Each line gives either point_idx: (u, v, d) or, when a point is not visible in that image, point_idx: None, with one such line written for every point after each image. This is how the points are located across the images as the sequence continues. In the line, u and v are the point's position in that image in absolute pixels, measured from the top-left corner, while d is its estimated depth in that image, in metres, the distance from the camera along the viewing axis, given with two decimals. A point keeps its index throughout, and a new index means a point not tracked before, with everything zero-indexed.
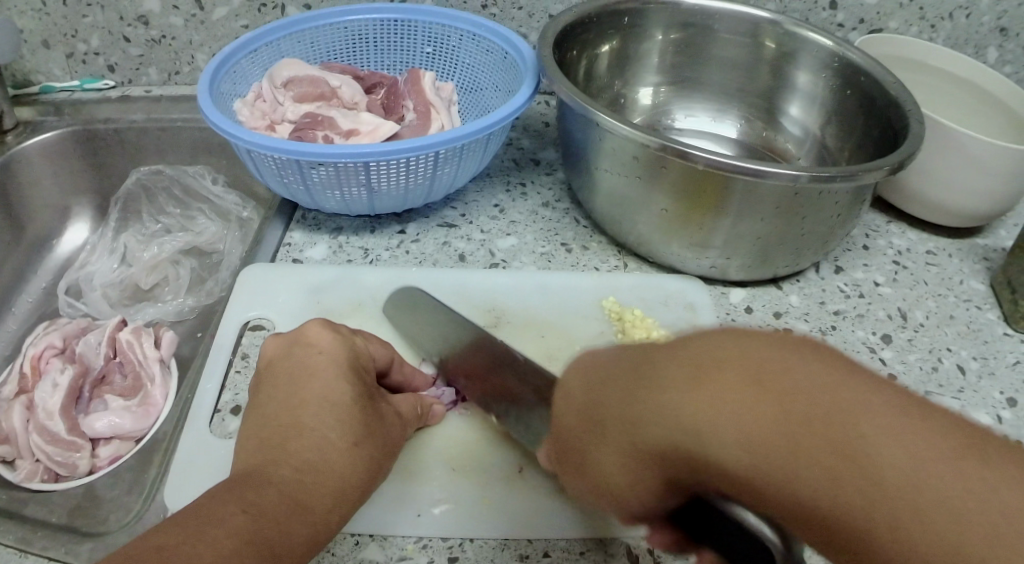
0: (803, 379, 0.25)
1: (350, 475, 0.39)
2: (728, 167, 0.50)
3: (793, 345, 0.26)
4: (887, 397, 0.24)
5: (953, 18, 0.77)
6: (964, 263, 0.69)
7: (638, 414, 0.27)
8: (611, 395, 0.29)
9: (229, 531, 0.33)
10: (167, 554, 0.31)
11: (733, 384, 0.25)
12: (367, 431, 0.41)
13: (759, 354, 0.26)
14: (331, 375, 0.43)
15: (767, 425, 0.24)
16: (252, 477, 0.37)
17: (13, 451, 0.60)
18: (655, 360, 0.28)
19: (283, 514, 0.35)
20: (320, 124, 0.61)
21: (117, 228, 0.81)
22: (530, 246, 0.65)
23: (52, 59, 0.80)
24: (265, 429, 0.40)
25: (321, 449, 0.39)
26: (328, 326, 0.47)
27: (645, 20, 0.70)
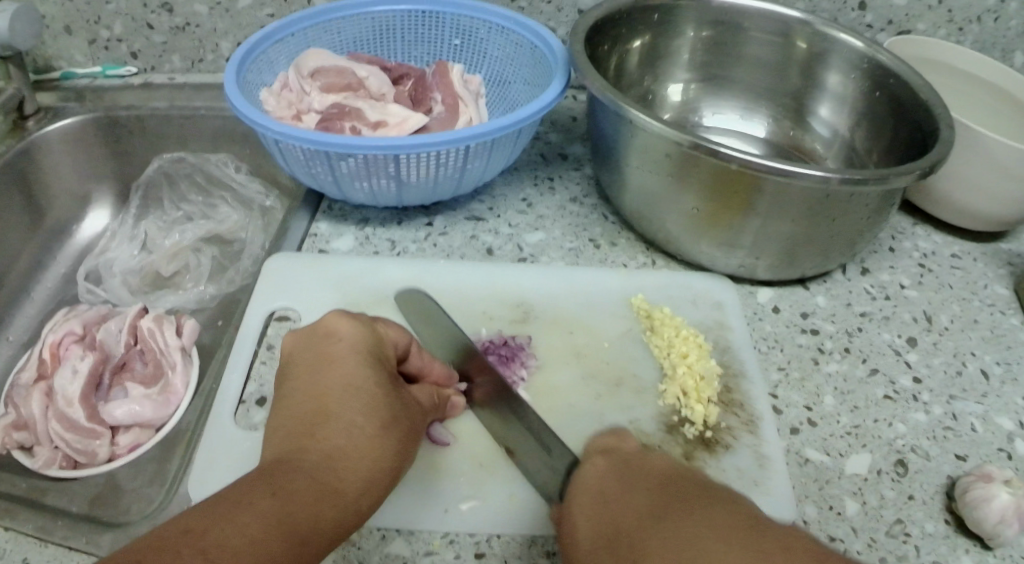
0: (764, 555, 0.29)
1: (381, 460, 0.39)
2: (761, 166, 0.49)
3: (768, 524, 0.31)
4: (845, 552, 0.29)
5: (983, 20, 0.77)
6: (989, 268, 0.69)
7: (640, 541, 0.32)
8: (620, 526, 0.34)
9: (260, 515, 0.32)
10: (197, 532, 0.30)
11: (716, 536, 0.30)
12: (393, 416, 0.41)
13: (739, 513, 0.32)
14: (353, 362, 0.42)
15: (732, 552, 0.29)
16: (280, 465, 0.36)
17: (31, 438, 0.59)
18: (646, 507, 0.35)
19: (314, 498, 0.34)
20: (347, 114, 0.61)
21: (137, 216, 0.81)
22: (557, 242, 0.64)
23: (75, 45, 0.80)
24: (292, 419, 0.39)
25: (350, 436, 0.38)
26: (348, 314, 0.46)
27: (673, 18, 0.69)
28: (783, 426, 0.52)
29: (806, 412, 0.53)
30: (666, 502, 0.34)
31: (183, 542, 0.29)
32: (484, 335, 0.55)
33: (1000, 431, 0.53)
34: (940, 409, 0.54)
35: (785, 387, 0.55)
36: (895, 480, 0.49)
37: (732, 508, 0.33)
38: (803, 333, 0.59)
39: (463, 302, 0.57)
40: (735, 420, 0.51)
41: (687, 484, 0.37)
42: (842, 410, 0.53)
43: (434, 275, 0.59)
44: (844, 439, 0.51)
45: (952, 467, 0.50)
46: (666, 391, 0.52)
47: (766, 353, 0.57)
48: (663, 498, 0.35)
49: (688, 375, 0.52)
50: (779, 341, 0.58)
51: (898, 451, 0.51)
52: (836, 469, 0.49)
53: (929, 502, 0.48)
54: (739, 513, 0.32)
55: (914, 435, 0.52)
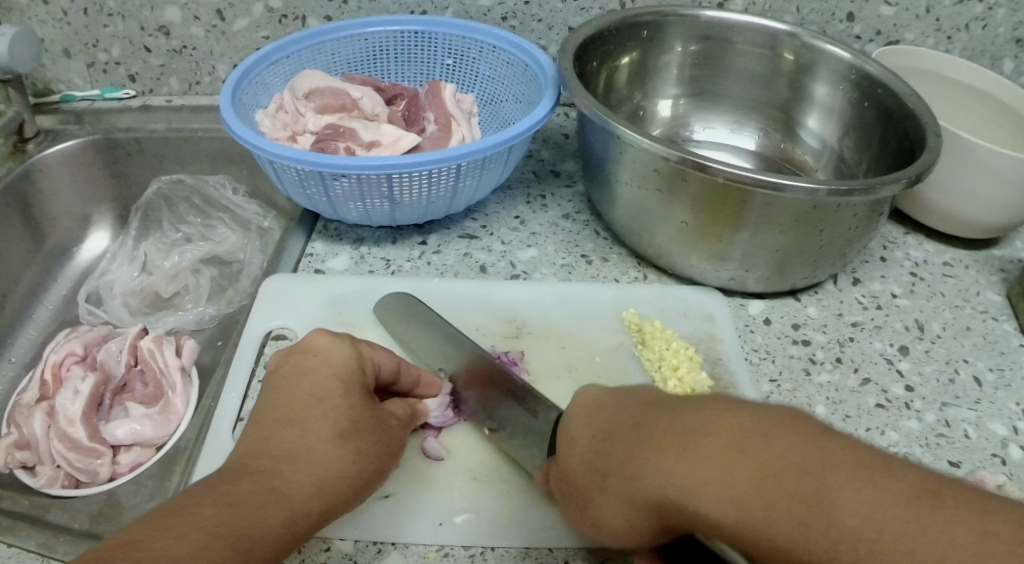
0: (771, 436, 0.29)
1: (337, 469, 0.39)
2: (748, 180, 0.50)
3: (762, 431, 0.29)
4: (851, 458, 0.27)
5: (970, 29, 0.77)
6: (981, 275, 0.69)
7: (644, 429, 0.33)
8: (622, 432, 0.35)
9: (203, 523, 0.34)
10: (140, 542, 0.32)
11: (717, 445, 0.29)
12: (358, 430, 0.41)
13: (742, 420, 0.30)
14: (324, 375, 0.43)
15: (745, 480, 0.28)
16: (237, 471, 0.38)
17: (33, 456, 0.60)
18: (652, 428, 0.33)
19: (262, 504, 0.36)
20: (342, 135, 0.62)
21: (137, 237, 0.82)
22: (550, 258, 0.65)
23: (74, 69, 0.81)
24: (257, 428, 0.41)
25: (306, 445, 0.39)
26: (326, 332, 0.46)
27: (662, 33, 0.70)
28: None
29: None
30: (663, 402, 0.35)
31: (125, 552, 0.31)
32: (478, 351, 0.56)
33: (993, 436, 0.54)
34: (932, 417, 0.55)
35: (778, 397, 0.55)
36: None
37: (710, 412, 0.31)
38: (794, 344, 0.60)
39: (457, 318, 0.58)
40: None
41: (680, 400, 0.34)
42: (834, 420, 0.54)
43: (428, 293, 0.60)
44: None
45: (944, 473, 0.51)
46: None
47: (758, 365, 0.58)
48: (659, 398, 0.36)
49: (680, 387, 0.53)
50: (771, 352, 0.59)
51: None
52: None
53: None
54: (737, 425, 0.30)
55: (906, 442, 0.53)
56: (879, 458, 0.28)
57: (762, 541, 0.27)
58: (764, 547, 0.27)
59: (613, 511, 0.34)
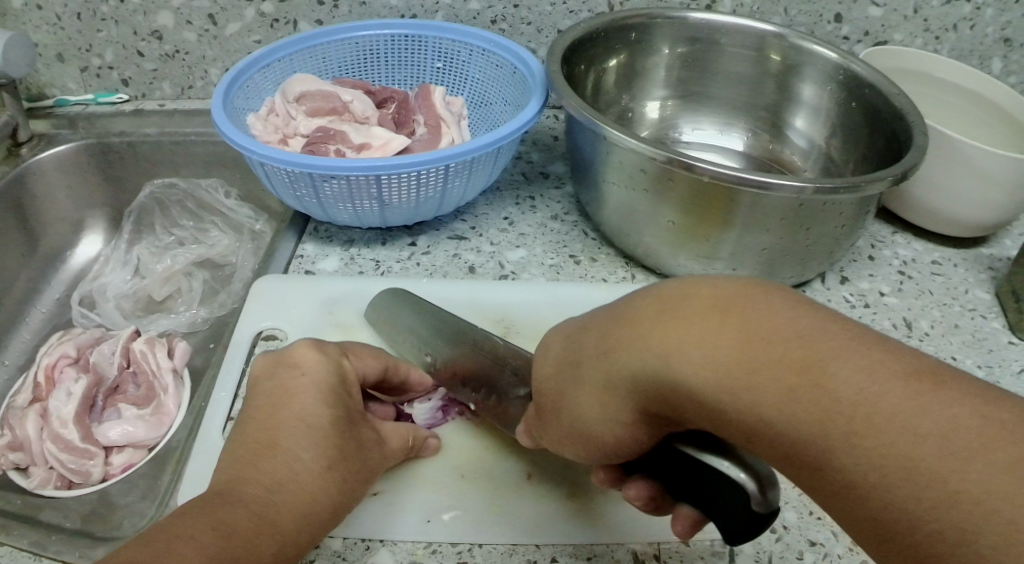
0: (756, 305, 0.29)
1: (321, 497, 0.39)
2: (734, 179, 0.51)
3: (748, 301, 0.29)
4: (841, 331, 0.27)
5: (958, 29, 0.78)
6: (970, 273, 0.70)
7: (626, 311, 0.33)
8: (605, 323, 0.34)
9: (196, 550, 0.33)
10: None
11: (702, 313, 0.29)
12: (342, 456, 0.41)
13: (729, 291, 0.30)
14: (310, 398, 0.43)
15: (729, 345, 0.28)
16: (224, 497, 0.37)
17: (27, 458, 0.61)
18: (634, 308, 0.33)
19: (252, 532, 0.35)
20: (332, 137, 0.63)
21: (130, 241, 0.82)
22: (538, 258, 0.66)
23: (67, 74, 0.82)
24: (239, 450, 0.40)
25: (293, 471, 0.39)
26: (315, 345, 0.47)
27: (652, 35, 0.71)
28: None
29: None
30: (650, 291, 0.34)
31: None
32: None
33: None
34: None
35: None
36: None
37: (694, 287, 0.31)
38: None
39: None
40: None
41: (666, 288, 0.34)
42: None
43: (417, 293, 0.60)
44: None
45: None
46: None
47: None
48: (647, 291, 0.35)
49: None
50: None
51: None
52: None
53: None
54: (723, 294, 0.30)
55: None
56: (872, 335, 0.27)
57: (743, 409, 0.28)
58: (746, 416, 0.28)
59: (591, 395, 0.34)
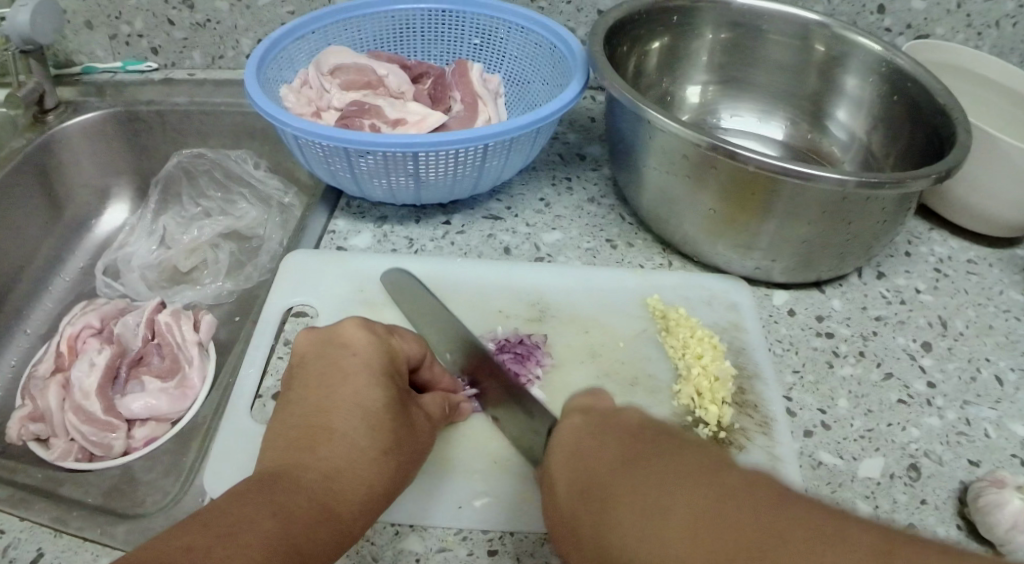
0: (720, 509, 0.27)
1: (378, 483, 0.39)
2: (778, 168, 0.50)
3: (698, 493, 0.28)
4: (793, 520, 0.26)
5: (1002, 25, 0.76)
6: (1005, 274, 0.68)
7: (610, 488, 0.32)
8: (595, 479, 0.33)
9: (260, 536, 0.32)
10: (198, 551, 0.30)
11: (667, 513, 0.28)
12: (396, 441, 0.41)
13: (694, 491, 0.28)
14: (364, 380, 0.42)
15: (684, 545, 0.27)
16: (279, 481, 0.36)
17: (48, 429, 0.61)
18: (613, 474, 0.33)
19: (313, 521, 0.35)
20: (367, 112, 0.61)
21: (156, 211, 0.81)
22: (575, 241, 0.65)
23: (95, 41, 0.81)
24: (292, 430, 0.40)
25: (350, 456, 0.38)
26: (364, 324, 0.46)
27: (692, 19, 0.69)
28: (797, 428, 0.52)
29: (820, 415, 0.53)
30: (642, 451, 0.33)
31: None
32: (500, 333, 0.56)
33: (1014, 437, 0.53)
34: (954, 415, 0.54)
35: (799, 389, 0.55)
36: (908, 484, 0.49)
37: (666, 486, 0.29)
38: (818, 336, 0.59)
39: (479, 300, 0.58)
40: (749, 422, 0.52)
41: (651, 453, 0.32)
42: (856, 413, 0.54)
43: (451, 274, 0.60)
44: (858, 443, 0.51)
45: (964, 473, 0.50)
46: (680, 392, 0.52)
47: (781, 356, 0.57)
48: (638, 445, 0.34)
49: (703, 376, 0.52)
50: (794, 344, 0.58)
51: (910, 455, 0.51)
52: (849, 473, 0.49)
53: (942, 507, 0.48)
54: (689, 490, 0.29)
55: (927, 440, 0.52)
56: (838, 523, 0.25)
57: None
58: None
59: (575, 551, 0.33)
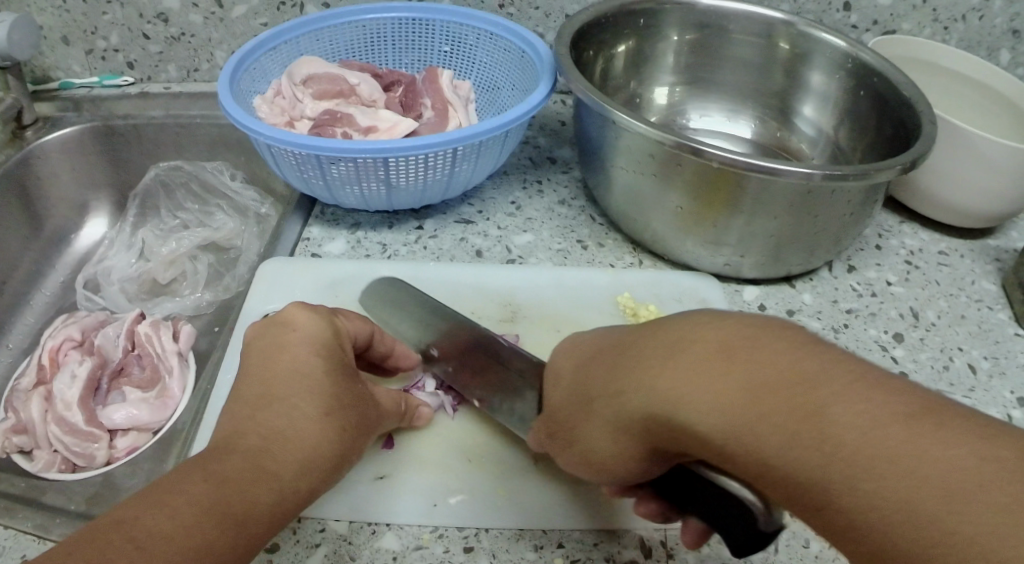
0: (761, 344, 0.28)
1: (320, 445, 0.39)
2: (742, 163, 0.50)
3: (733, 356, 0.28)
4: (847, 378, 0.26)
5: (966, 19, 0.78)
6: (976, 264, 0.69)
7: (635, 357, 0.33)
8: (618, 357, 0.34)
9: (191, 502, 0.33)
10: (128, 524, 0.31)
11: (700, 352, 0.29)
12: (339, 403, 0.41)
13: (725, 332, 0.30)
14: (303, 348, 0.42)
15: (723, 386, 0.28)
16: (219, 449, 0.37)
17: (31, 441, 0.61)
18: (640, 349, 0.33)
19: (249, 484, 0.35)
20: (339, 120, 0.62)
21: (136, 223, 0.82)
22: (545, 243, 0.65)
23: (72, 55, 0.82)
24: (236, 404, 0.40)
25: (290, 421, 0.39)
26: (307, 306, 0.45)
27: (660, 21, 0.70)
28: None
29: None
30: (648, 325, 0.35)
31: (114, 538, 0.30)
32: None
33: None
34: None
35: None
36: None
37: (712, 326, 0.30)
38: None
39: (451, 304, 0.58)
40: None
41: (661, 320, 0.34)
42: None
43: (424, 278, 0.60)
44: None
45: None
46: None
47: None
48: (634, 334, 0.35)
49: None
50: None
51: None
52: None
53: None
54: (712, 362, 0.29)
55: None
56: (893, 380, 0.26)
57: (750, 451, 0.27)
58: (752, 456, 0.27)
59: (590, 434, 0.35)
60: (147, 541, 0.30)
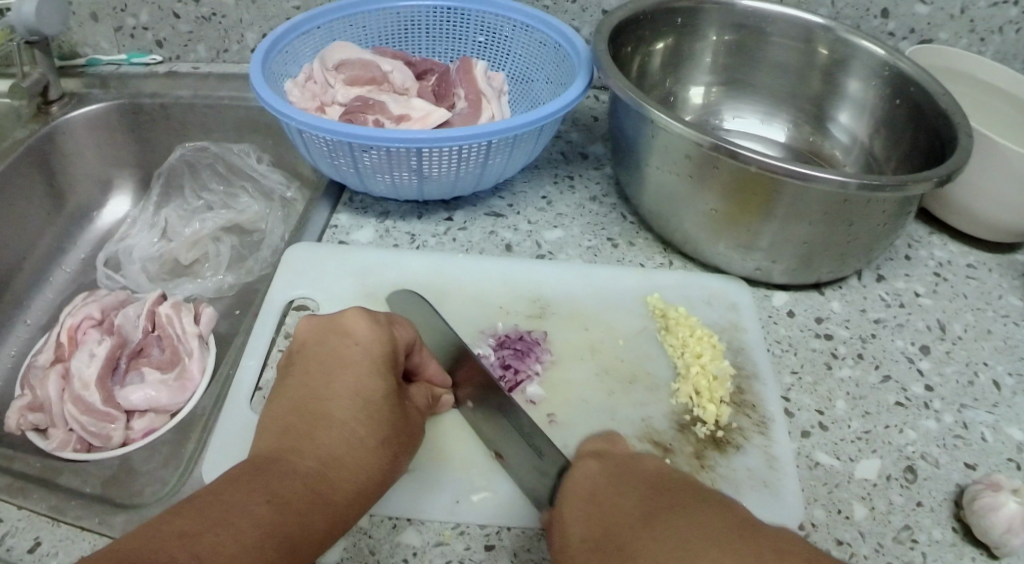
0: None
1: (374, 472, 0.39)
2: (780, 169, 0.50)
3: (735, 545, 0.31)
4: (798, 560, 0.31)
5: (1005, 31, 0.77)
6: (1004, 279, 0.69)
7: (630, 541, 0.33)
8: (610, 528, 0.35)
9: (253, 521, 0.33)
10: (191, 538, 0.31)
11: (676, 517, 0.34)
12: (392, 428, 0.42)
13: (714, 542, 0.31)
14: (364, 369, 0.43)
15: (696, 563, 0.31)
16: (275, 465, 0.37)
17: (46, 419, 0.60)
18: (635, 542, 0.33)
19: (305, 506, 0.35)
20: (371, 107, 0.62)
21: (158, 203, 0.82)
22: (576, 239, 0.65)
23: (101, 32, 0.81)
24: (290, 416, 0.40)
25: (347, 445, 0.39)
26: (365, 313, 0.46)
27: (696, 21, 0.70)
28: (794, 429, 0.52)
29: (818, 415, 0.54)
30: (660, 508, 0.35)
31: (178, 553, 0.30)
32: (500, 328, 0.56)
33: (1010, 440, 0.53)
34: (951, 418, 0.55)
35: (797, 390, 0.55)
36: (904, 486, 0.49)
37: (693, 549, 0.31)
38: (817, 337, 0.60)
39: (480, 297, 0.58)
40: (747, 422, 0.52)
41: (659, 512, 0.35)
42: (854, 415, 0.54)
43: (451, 271, 0.60)
44: (855, 443, 0.52)
45: (961, 475, 0.50)
46: (679, 391, 0.52)
47: (779, 356, 0.58)
48: (651, 503, 0.35)
49: (701, 374, 0.53)
50: (793, 345, 0.59)
51: (907, 457, 0.51)
52: (846, 473, 0.50)
53: (937, 509, 0.48)
54: (735, 537, 0.32)
55: (923, 442, 0.52)
56: (801, 551, 0.31)
57: None
58: None
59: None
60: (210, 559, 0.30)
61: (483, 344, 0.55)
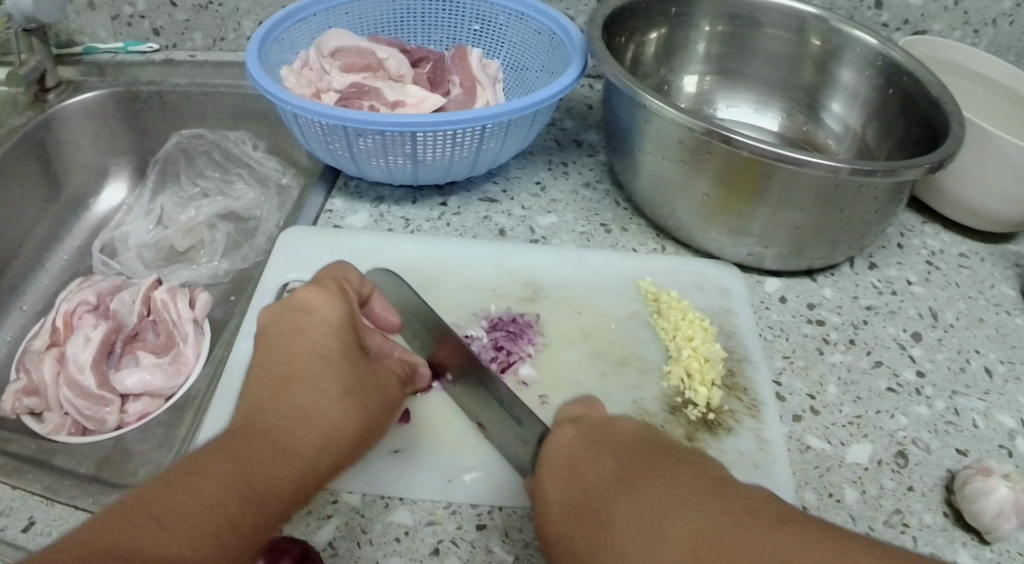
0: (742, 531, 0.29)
1: (342, 424, 0.39)
2: (772, 155, 0.50)
3: (708, 501, 0.31)
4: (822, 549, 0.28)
5: (998, 23, 0.77)
6: (996, 268, 0.69)
7: (607, 508, 0.33)
8: (591, 495, 0.35)
9: (216, 483, 0.32)
10: (155, 502, 0.30)
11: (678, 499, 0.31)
12: (358, 386, 0.42)
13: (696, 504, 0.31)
14: (322, 334, 0.43)
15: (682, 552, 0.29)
16: (243, 430, 0.36)
17: (42, 403, 0.61)
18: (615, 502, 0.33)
19: (274, 462, 0.35)
20: (366, 93, 0.62)
21: (154, 191, 0.82)
22: (569, 225, 0.65)
23: (98, 21, 0.82)
24: (257, 383, 0.40)
25: (314, 402, 0.39)
26: (319, 288, 0.45)
27: (690, 11, 0.70)
28: (787, 413, 0.53)
29: (809, 399, 0.54)
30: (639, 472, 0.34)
31: (138, 517, 0.30)
32: (493, 311, 0.56)
33: (1001, 428, 0.54)
34: (943, 404, 0.55)
35: (790, 373, 0.56)
36: (896, 470, 0.50)
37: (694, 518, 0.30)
38: (808, 323, 0.60)
39: (472, 281, 0.58)
40: (738, 405, 0.52)
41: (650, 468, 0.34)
42: (845, 399, 0.54)
43: (444, 256, 0.60)
44: (846, 428, 0.52)
45: (953, 461, 0.51)
46: (670, 373, 0.53)
47: (772, 341, 0.58)
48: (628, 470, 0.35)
49: (693, 357, 0.53)
50: (785, 329, 0.59)
51: (899, 441, 0.51)
52: (837, 457, 0.50)
53: (929, 494, 0.48)
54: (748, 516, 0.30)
55: (915, 427, 0.53)
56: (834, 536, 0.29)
57: None
58: None
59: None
60: (174, 519, 0.30)
61: (476, 327, 0.55)
